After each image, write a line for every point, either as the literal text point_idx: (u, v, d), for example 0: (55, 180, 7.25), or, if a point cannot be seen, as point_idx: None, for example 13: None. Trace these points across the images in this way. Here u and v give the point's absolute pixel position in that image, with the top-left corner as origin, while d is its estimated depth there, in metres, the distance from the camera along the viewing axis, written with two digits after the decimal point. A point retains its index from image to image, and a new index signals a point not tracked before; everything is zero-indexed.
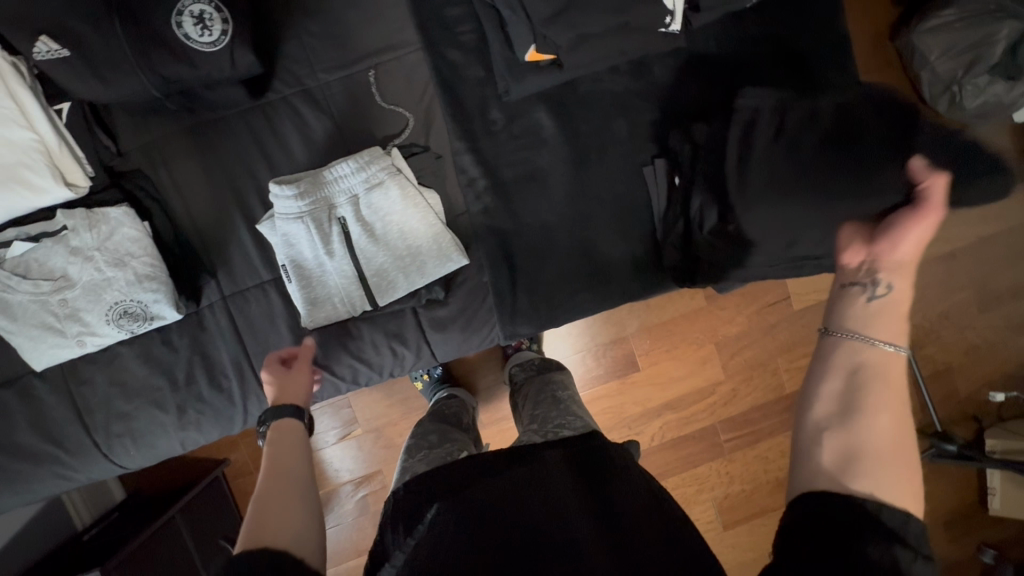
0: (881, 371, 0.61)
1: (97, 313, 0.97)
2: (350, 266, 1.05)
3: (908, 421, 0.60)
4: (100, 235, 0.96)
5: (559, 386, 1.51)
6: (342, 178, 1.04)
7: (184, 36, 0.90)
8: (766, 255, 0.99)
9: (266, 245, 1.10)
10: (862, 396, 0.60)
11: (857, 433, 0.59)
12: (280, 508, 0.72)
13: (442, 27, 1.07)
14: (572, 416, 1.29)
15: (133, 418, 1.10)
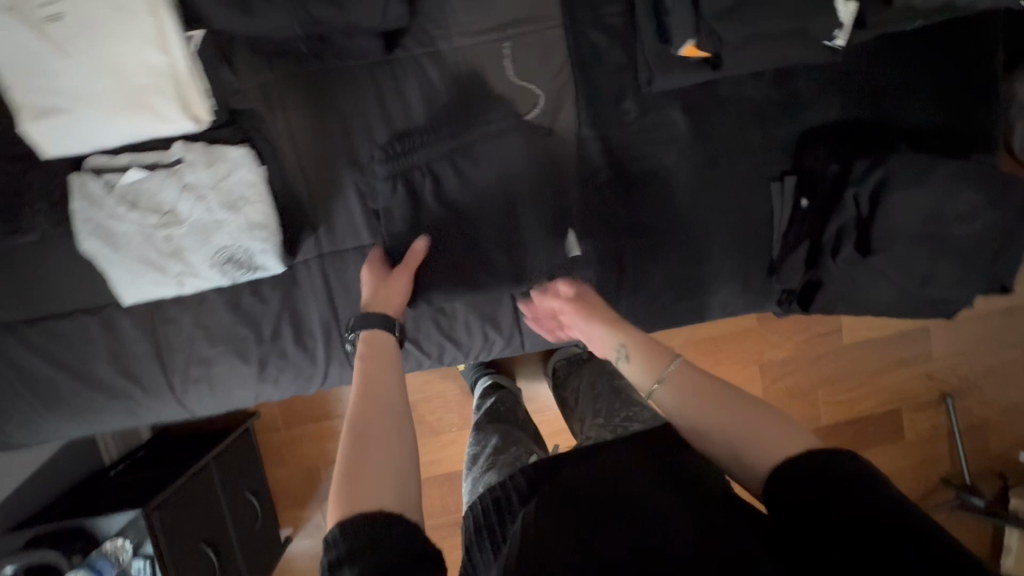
0: (685, 398, 0.79)
1: (202, 254, 0.93)
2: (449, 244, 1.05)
3: (740, 400, 0.75)
4: (217, 174, 0.92)
5: (615, 375, 1.45)
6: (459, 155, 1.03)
7: None
8: (893, 290, 0.97)
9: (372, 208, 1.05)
10: (705, 420, 0.76)
11: (723, 442, 0.73)
12: (374, 462, 0.74)
13: (589, 5, 1.02)
14: (638, 408, 1.24)
15: (212, 365, 1.07)
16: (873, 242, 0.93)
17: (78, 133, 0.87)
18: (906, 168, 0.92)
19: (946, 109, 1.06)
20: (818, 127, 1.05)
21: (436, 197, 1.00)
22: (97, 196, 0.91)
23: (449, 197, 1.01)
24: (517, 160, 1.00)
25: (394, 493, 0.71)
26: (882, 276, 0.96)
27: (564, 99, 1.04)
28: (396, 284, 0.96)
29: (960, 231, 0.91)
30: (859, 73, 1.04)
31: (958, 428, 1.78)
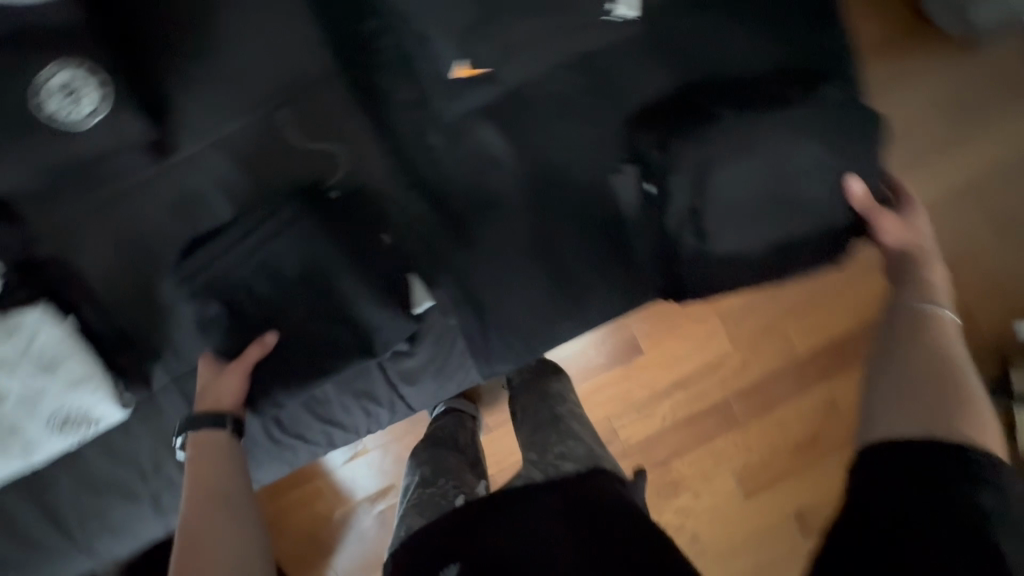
0: (940, 327, 0.67)
1: (37, 426, 0.90)
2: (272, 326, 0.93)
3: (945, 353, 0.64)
4: (20, 344, 0.88)
5: (558, 399, 1.31)
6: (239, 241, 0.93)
7: (53, 112, 0.80)
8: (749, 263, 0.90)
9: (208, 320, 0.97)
10: (922, 366, 0.63)
11: (954, 389, 0.60)
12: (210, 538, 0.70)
13: (358, 47, 0.94)
14: (574, 442, 1.13)
15: (107, 513, 1.05)
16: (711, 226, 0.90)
17: None
18: (722, 139, 0.86)
19: (783, 34, 0.93)
20: (646, 103, 0.95)
21: (241, 301, 0.92)
22: None
23: (261, 292, 0.92)
24: (312, 234, 0.90)
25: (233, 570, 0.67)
26: (732, 253, 0.91)
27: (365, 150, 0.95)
28: (227, 384, 0.89)
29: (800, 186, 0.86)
30: (672, 30, 0.94)
31: None
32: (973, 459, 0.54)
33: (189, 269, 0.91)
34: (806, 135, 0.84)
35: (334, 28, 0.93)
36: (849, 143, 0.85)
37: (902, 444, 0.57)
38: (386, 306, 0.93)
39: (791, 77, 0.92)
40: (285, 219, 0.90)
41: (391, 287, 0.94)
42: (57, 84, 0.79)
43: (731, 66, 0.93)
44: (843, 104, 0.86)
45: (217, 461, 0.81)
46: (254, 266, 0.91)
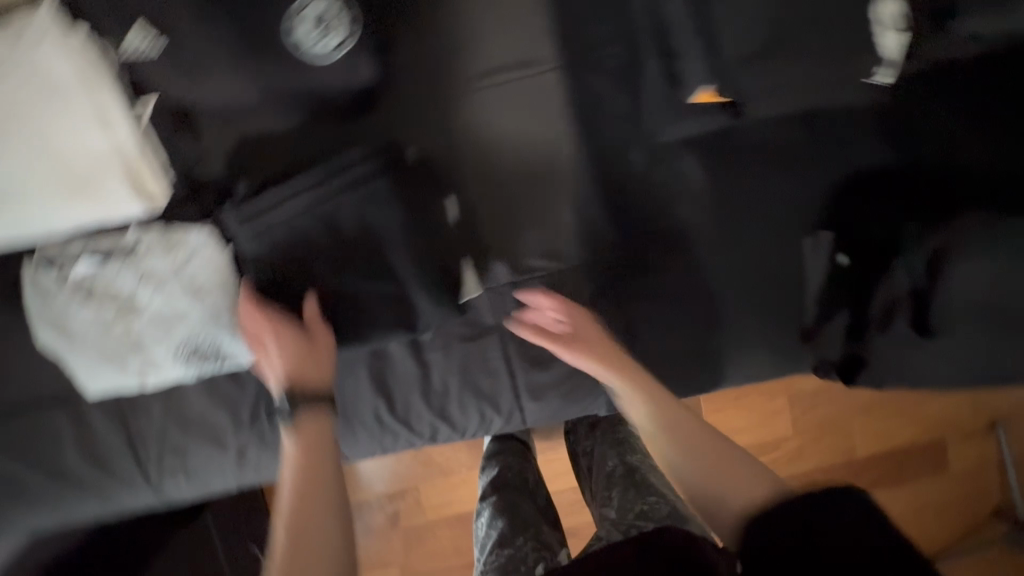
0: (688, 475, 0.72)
1: (163, 348, 0.85)
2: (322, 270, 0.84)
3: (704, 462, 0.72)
4: (177, 261, 0.83)
5: (627, 447, 1.20)
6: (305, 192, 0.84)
7: (298, 41, 0.81)
8: (939, 364, 0.86)
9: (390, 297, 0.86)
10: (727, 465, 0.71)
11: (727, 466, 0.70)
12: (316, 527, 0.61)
13: (587, 47, 0.90)
14: (655, 500, 1.02)
15: (188, 453, 0.99)
16: (938, 320, 0.84)
17: (20, 222, 0.80)
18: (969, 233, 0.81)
19: None
20: (861, 176, 0.91)
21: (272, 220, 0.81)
22: (49, 289, 0.84)
23: (290, 215, 0.81)
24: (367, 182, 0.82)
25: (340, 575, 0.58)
26: (931, 354, 0.86)
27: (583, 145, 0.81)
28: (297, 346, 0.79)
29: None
30: (914, 105, 0.89)
31: (1013, 466, 1.33)
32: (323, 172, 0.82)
33: (252, 209, 0.81)
34: None
35: (570, 19, 0.89)
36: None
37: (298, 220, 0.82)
38: (437, 295, 0.86)
39: None
40: (370, 180, 0.81)
41: (427, 192, 0.87)
42: (313, 16, 0.80)
43: (963, 160, 0.88)
44: None
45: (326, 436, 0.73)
46: (389, 220, 0.82)
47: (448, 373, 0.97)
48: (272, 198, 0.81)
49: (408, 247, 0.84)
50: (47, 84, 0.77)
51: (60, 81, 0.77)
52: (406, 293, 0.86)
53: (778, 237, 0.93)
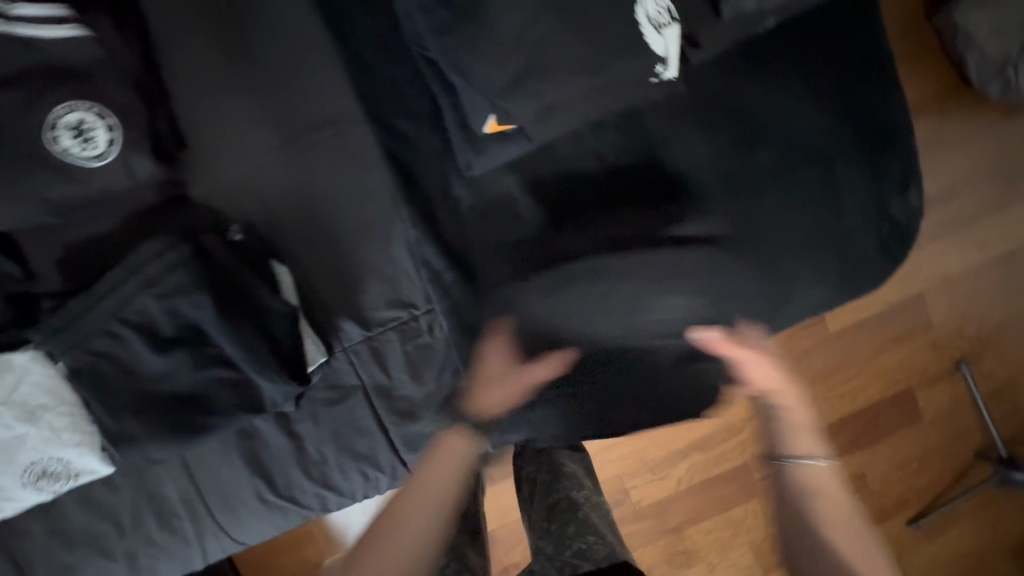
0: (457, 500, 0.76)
1: (10, 476, 0.83)
2: (149, 371, 0.81)
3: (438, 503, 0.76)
4: (3, 387, 0.82)
5: (573, 485, 1.10)
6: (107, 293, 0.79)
7: (63, 150, 0.75)
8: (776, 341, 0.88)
9: (235, 382, 0.84)
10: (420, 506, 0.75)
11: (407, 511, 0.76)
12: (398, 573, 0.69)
13: (387, 95, 0.91)
14: (594, 539, 0.94)
15: (76, 570, 0.96)
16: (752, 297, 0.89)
17: None
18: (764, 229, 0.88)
19: (831, 109, 0.91)
20: (687, 169, 0.91)
21: (86, 329, 0.79)
22: None
23: (102, 318, 0.79)
24: (176, 269, 0.79)
25: None
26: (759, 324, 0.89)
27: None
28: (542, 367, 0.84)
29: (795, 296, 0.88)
30: (720, 91, 0.90)
31: (980, 400, 1.32)
32: (126, 269, 0.78)
33: (62, 319, 0.78)
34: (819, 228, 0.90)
35: (367, 74, 0.91)
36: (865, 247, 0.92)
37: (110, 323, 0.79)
38: (278, 374, 0.84)
39: (827, 158, 0.90)
40: (174, 275, 0.79)
41: (249, 269, 0.85)
42: (70, 124, 0.74)
43: (772, 137, 0.90)
44: (868, 196, 0.92)
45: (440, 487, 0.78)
46: (201, 312, 0.80)
47: (321, 440, 0.95)
48: (81, 308, 0.78)
49: (229, 335, 0.81)
50: None
51: None
52: (244, 377, 0.84)
53: (625, 243, 0.91)
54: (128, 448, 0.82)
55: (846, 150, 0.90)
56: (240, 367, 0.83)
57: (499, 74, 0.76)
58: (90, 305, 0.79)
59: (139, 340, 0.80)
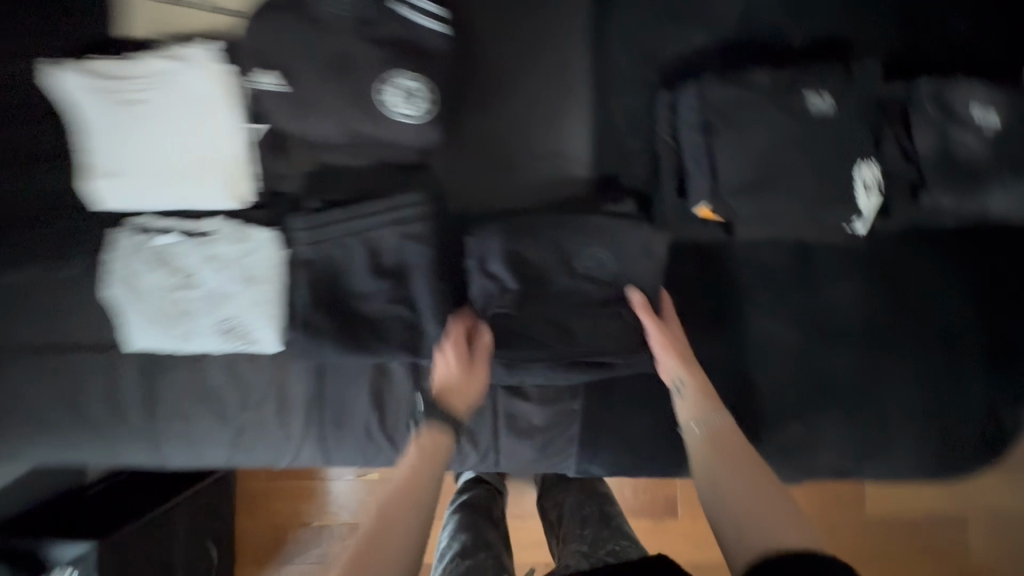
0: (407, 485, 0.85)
1: (211, 321, 0.99)
2: (358, 288, 0.97)
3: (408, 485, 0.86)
4: (242, 251, 0.98)
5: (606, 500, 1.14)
6: (360, 216, 0.95)
7: (388, 103, 0.93)
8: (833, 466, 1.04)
9: (412, 324, 0.99)
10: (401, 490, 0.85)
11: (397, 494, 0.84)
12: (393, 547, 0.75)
13: (618, 154, 1.07)
14: (627, 542, 1.00)
15: (194, 421, 1.09)
16: (838, 433, 1.03)
17: (136, 195, 0.97)
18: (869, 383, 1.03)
19: (979, 312, 1.02)
20: (834, 310, 1.03)
21: (332, 235, 0.96)
22: (134, 250, 0.99)
23: (347, 232, 0.96)
24: (419, 220, 0.95)
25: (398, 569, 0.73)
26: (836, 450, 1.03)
27: (596, 229, 0.95)
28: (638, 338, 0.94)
29: (869, 446, 1.03)
30: (891, 258, 1.02)
31: None
32: (383, 205, 0.95)
33: (319, 221, 0.96)
34: (920, 404, 1.02)
35: (608, 132, 1.08)
36: (954, 437, 1.03)
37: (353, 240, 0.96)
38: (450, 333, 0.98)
39: (954, 351, 1.02)
40: (417, 223, 0.95)
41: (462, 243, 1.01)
42: (404, 87, 0.93)
43: (917, 314, 1.02)
44: (976, 396, 1.02)
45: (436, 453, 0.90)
46: (420, 260, 0.96)
47: None
48: (337, 219, 0.95)
49: (431, 285, 0.97)
50: (183, 91, 0.93)
51: (200, 93, 0.94)
52: (421, 324, 0.98)
53: (759, 347, 1.03)
54: (313, 339, 0.97)
55: (973, 351, 1.02)
56: (423, 314, 0.98)
57: (738, 176, 0.90)
58: (343, 220, 0.95)
59: (366, 262, 0.96)
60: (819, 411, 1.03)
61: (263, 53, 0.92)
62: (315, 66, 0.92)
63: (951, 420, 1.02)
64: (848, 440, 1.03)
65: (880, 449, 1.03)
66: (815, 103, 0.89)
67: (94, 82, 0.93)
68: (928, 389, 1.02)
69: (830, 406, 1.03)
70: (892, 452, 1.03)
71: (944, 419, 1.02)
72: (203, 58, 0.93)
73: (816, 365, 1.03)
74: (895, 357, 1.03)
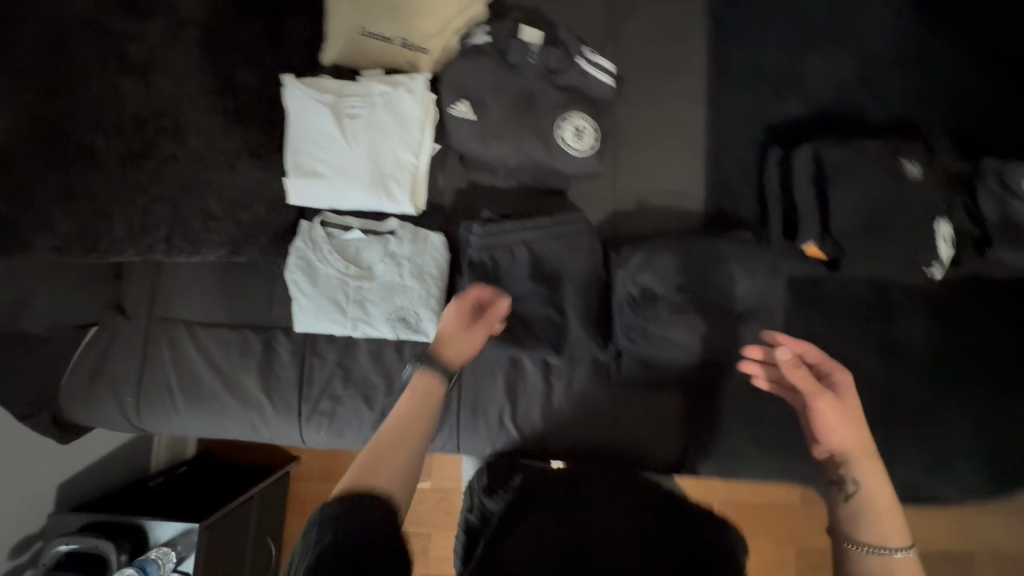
0: (399, 419, 0.81)
1: (381, 309, 1.10)
2: (518, 289, 1.12)
3: (416, 412, 0.83)
4: (416, 250, 1.12)
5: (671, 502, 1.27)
6: (528, 229, 1.11)
7: (560, 137, 1.11)
8: (901, 478, 1.19)
9: (560, 326, 1.14)
10: (398, 426, 0.80)
11: (399, 450, 0.76)
12: (393, 463, 0.74)
13: (728, 197, 1.27)
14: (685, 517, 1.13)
15: (339, 402, 1.18)
16: (907, 449, 1.19)
17: (327, 192, 1.10)
18: (933, 407, 1.20)
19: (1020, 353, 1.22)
20: (904, 342, 1.22)
21: (502, 241, 1.11)
22: (318, 241, 1.12)
23: (516, 240, 1.11)
24: (577, 236, 1.12)
25: (388, 483, 0.71)
26: (901, 463, 1.20)
27: (726, 253, 1.12)
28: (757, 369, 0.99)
29: (932, 462, 1.19)
30: (950, 303, 1.23)
31: None
32: (548, 221, 1.11)
33: (493, 229, 1.11)
34: (973, 428, 1.20)
35: (721, 176, 1.27)
36: (1003, 461, 1.20)
37: (521, 246, 1.11)
38: (592, 334, 1.13)
39: (1002, 384, 1.21)
40: (578, 240, 1.12)
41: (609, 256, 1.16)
42: (575, 125, 1.11)
43: (971, 351, 1.22)
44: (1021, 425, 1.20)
45: (424, 410, 0.84)
46: (575, 270, 1.12)
47: (566, 398, 1.17)
48: (510, 228, 1.10)
49: (580, 293, 1.13)
50: (390, 110, 1.07)
51: (402, 112, 1.08)
52: (567, 325, 1.13)
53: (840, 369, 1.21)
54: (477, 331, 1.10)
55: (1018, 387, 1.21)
56: (570, 317, 1.13)
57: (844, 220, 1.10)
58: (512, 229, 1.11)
59: (529, 270, 1.12)
60: (893, 429, 1.19)
61: (461, 85, 1.09)
62: (504, 102, 1.10)
63: (998, 444, 1.20)
64: (914, 454, 1.19)
65: (941, 464, 1.19)
66: (906, 168, 1.11)
67: (313, 93, 1.07)
68: (980, 417, 1.20)
69: (901, 424, 1.19)
70: (949, 467, 1.19)
71: (994, 443, 1.20)
72: (411, 85, 1.08)
73: (890, 387, 1.20)
74: (954, 385, 1.21)
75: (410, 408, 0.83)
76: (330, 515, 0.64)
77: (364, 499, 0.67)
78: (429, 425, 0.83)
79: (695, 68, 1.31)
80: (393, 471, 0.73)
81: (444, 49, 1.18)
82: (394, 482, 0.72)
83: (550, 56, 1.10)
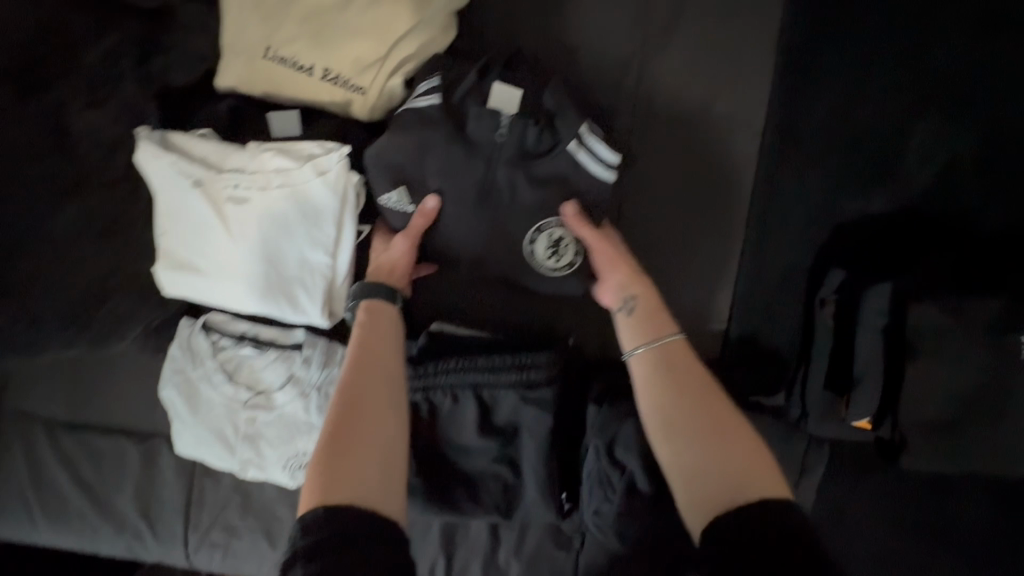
0: (356, 366, 0.66)
1: (279, 452, 0.84)
2: (462, 440, 0.85)
3: (378, 361, 0.67)
4: (328, 377, 0.83)
5: None
6: (477, 370, 0.82)
7: (529, 251, 0.78)
8: None
9: (512, 487, 0.87)
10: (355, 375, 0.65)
11: (363, 407, 0.62)
12: (367, 436, 0.60)
13: (762, 321, 0.95)
14: None
15: (236, 535, 0.95)
16: None
17: (206, 294, 0.79)
18: None
19: None
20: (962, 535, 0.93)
21: (440, 382, 0.82)
22: (198, 353, 0.84)
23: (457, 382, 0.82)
24: (546, 382, 0.81)
25: (378, 490, 0.56)
26: None
27: None
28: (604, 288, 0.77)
29: None
30: None
31: None
32: (503, 362, 0.82)
33: (425, 367, 0.83)
34: None
35: (757, 292, 0.94)
36: None
37: (465, 392, 0.82)
38: (551, 504, 0.86)
39: None
40: (545, 387, 0.82)
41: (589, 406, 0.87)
42: (551, 235, 0.77)
43: None
44: None
45: (397, 339, 0.71)
46: (536, 426, 0.83)
47: (516, 557, 0.95)
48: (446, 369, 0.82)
49: (541, 453, 0.84)
50: (291, 194, 0.75)
51: (308, 197, 0.75)
52: (522, 488, 0.86)
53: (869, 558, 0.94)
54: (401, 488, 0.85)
55: None
56: (527, 479, 0.86)
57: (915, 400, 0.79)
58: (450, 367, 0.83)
59: (475, 420, 0.83)
60: None
61: (396, 162, 0.75)
62: (457, 189, 0.76)
63: None
64: None
65: None
66: None
67: (182, 163, 0.75)
68: None
69: None
70: None
71: None
72: (324, 159, 0.74)
73: None
74: None
75: (369, 342, 0.69)
76: (317, 540, 0.50)
77: (348, 510, 0.53)
78: (389, 357, 0.69)
79: (741, 132, 0.94)
80: (362, 459, 0.58)
81: (384, 93, 0.81)
82: (369, 481, 0.57)
83: (530, 129, 0.74)
